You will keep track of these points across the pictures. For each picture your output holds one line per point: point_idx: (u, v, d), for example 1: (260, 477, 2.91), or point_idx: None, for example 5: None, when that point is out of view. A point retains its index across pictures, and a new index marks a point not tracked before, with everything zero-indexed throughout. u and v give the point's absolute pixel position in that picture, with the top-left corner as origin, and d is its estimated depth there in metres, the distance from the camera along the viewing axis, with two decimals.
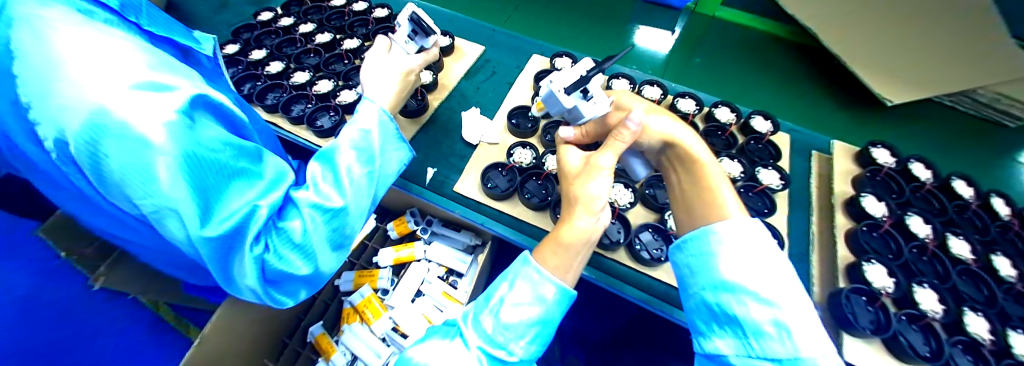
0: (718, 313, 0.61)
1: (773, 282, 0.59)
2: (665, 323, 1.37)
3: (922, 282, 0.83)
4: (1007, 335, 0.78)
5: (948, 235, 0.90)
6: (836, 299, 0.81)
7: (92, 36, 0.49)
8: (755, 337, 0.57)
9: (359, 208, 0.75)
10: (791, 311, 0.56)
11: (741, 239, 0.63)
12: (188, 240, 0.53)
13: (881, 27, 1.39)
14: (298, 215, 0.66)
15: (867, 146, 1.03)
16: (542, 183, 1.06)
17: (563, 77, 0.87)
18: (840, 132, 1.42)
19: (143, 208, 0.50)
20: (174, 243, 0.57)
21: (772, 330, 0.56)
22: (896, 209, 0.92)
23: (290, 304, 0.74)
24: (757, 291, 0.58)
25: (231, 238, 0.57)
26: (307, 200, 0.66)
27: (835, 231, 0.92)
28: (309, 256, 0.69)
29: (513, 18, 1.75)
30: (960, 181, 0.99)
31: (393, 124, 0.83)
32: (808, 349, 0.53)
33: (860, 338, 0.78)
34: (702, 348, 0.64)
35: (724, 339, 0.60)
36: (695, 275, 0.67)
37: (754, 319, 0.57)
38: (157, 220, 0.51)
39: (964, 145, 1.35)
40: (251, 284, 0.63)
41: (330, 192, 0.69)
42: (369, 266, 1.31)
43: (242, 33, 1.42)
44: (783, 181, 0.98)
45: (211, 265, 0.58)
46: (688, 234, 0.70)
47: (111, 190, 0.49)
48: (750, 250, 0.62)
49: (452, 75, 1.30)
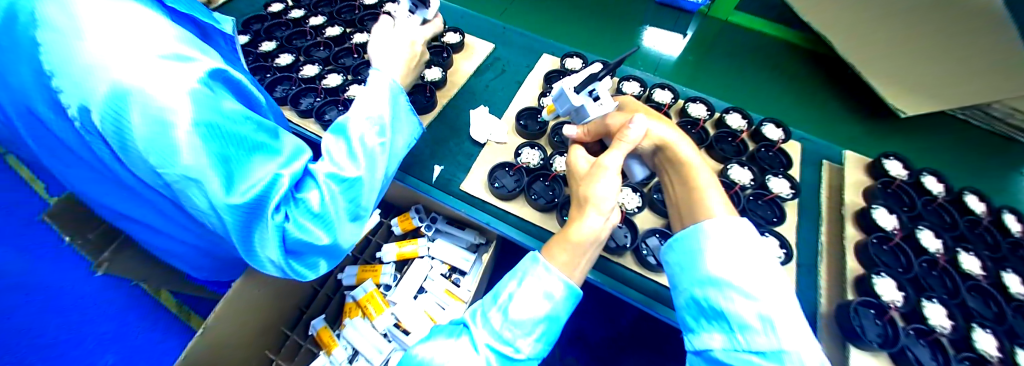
0: (705, 308, 0.61)
1: (758, 276, 0.58)
2: (666, 328, 1.37)
3: (932, 297, 0.82)
4: (1016, 353, 0.77)
5: (959, 250, 0.89)
6: (845, 311, 0.80)
7: (117, 4, 0.48)
8: (740, 330, 0.56)
9: (372, 180, 0.76)
10: (776, 304, 0.55)
11: (727, 235, 0.63)
12: (213, 209, 0.53)
13: (892, 32, 1.38)
14: (316, 186, 0.67)
15: (880, 157, 1.02)
16: (549, 184, 1.05)
17: (571, 79, 0.88)
18: (854, 143, 1.40)
19: (165, 177, 0.50)
20: (196, 214, 0.57)
21: (756, 324, 0.55)
22: (907, 222, 0.91)
23: (310, 277, 0.74)
24: (742, 286, 0.58)
25: (253, 208, 0.57)
26: (324, 170, 0.67)
27: (845, 243, 0.91)
28: (329, 228, 0.69)
29: (524, 16, 1.74)
30: (971, 196, 0.98)
31: (405, 98, 0.88)
32: (793, 343, 0.52)
33: (867, 352, 0.77)
34: (692, 345, 0.63)
35: (712, 334, 0.60)
36: (684, 272, 0.66)
37: (738, 313, 0.56)
38: (180, 190, 0.51)
39: (985, 157, 1.33)
40: (273, 256, 0.63)
41: (346, 162, 0.71)
42: (372, 261, 1.31)
43: (252, 25, 1.41)
44: (794, 190, 0.98)
45: (234, 236, 0.58)
46: (678, 232, 0.70)
47: (132, 159, 0.49)
48: (736, 245, 0.61)
49: (462, 72, 1.29)
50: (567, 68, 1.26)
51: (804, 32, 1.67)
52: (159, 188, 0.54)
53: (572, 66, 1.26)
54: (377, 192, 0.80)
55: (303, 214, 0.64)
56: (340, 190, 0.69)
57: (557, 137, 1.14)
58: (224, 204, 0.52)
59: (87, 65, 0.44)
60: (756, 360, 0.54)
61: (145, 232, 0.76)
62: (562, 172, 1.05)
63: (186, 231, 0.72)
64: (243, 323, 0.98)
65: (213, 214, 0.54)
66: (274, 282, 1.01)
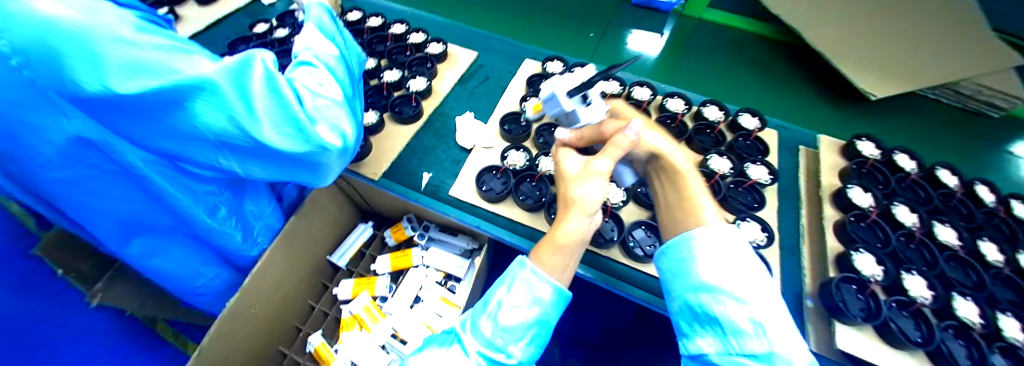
0: (699, 313, 0.63)
1: (748, 280, 0.61)
2: (665, 322, 1.37)
3: (911, 269, 0.84)
4: (996, 319, 0.79)
5: (934, 222, 0.92)
6: (827, 289, 0.82)
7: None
8: (733, 335, 0.59)
9: (344, 65, 0.83)
10: (767, 308, 0.58)
11: (717, 242, 0.64)
12: (210, 88, 0.54)
13: (857, 21, 1.43)
14: (302, 70, 0.72)
15: (853, 139, 1.05)
16: (537, 184, 1.07)
17: (563, 82, 0.88)
18: (831, 128, 1.44)
19: (152, 97, 0.51)
20: (200, 127, 0.57)
21: (749, 328, 0.57)
22: (882, 200, 0.94)
23: (349, 145, 0.74)
24: (733, 291, 0.60)
25: (251, 82, 0.58)
26: (306, 58, 0.74)
27: (825, 223, 0.93)
28: (338, 95, 0.73)
29: (501, 22, 1.79)
30: (944, 170, 1.01)
31: (363, 55, 0.98)
32: (783, 345, 0.55)
33: (851, 325, 0.79)
34: (686, 349, 0.66)
35: (705, 338, 0.63)
36: (677, 278, 0.68)
37: (731, 318, 0.59)
38: (167, 92, 0.51)
39: (950, 135, 1.38)
40: (303, 113, 0.62)
41: (318, 51, 0.78)
42: (368, 274, 1.30)
43: (238, 45, 1.45)
44: (772, 176, 1.00)
45: (251, 125, 0.58)
46: (670, 239, 0.72)
47: (108, 101, 0.50)
48: (726, 253, 0.63)
49: (446, 81, 1.33)
50: (548, 71, 1.30)
51: (777, 24, 1.72)
52: (151, 125, 0.56)
53: (553, 69, 1.30)
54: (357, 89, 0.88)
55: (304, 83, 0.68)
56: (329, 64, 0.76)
57: (541, 138, 1.15)
58: (222, 74, 0.54)
59: (43, 27, 0.44)
60: (750, 363, 0.57)
61: (123, 224, 0.76)
62: (547, 172, 1.07)
63: (176, 197, 0.74)
64: (240, 342, 0.98)
65: (218, 110, 0.55)
66: (272, 295, 1.01)
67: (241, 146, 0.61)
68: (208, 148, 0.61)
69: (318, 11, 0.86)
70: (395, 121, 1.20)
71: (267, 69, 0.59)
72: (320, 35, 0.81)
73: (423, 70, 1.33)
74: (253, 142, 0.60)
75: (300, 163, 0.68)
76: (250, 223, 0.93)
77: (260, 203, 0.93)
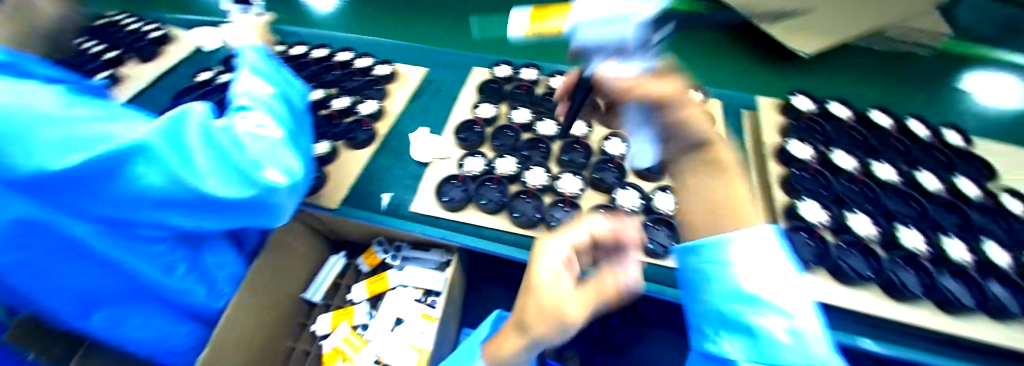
0: (733, 324, 0.49)
1: (787, 285, 0.49)
2: (653, 301, 1.38)
3: (854, 209, 0.89)
4: (941, 242, 0.83)
5: (872, 161, 0.96)
6: (781, 238, 0.86)
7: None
8: (769, 351, 0.45)
9: (282, 100, 0.84)
10: (808, 314, 0.47)
11: (762, 249, 0.50)
12: (147, 151, 0.53)
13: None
14: (237, 114, 0.72)
15: (790, 96, 1.11)
16: (497, 186, 1.07)
17: (596, 5, 0.53)
18: (771, 90, 1.46)
19: (85, 168, 0.49)
20: (142, 191, 0.55)
21: (787, 339, 0.45)
22: (821, 150, 0.99)
23: (298, 178, 0.75)
24: (773, 299, 0.47)
25: (187, 137, 0.58)
26: (240, 102, 0.75)
27: (773, 178, 0.97)
28: (277, 132, 0.74)
29: (434, 29, 1.75)
30: (877, 113, 1.07)
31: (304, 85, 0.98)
32: (826, 356, 0.44)
33: (805, 271, 0.82)
34: (702, 349, 0.53)
35: (732, 344, 0.49)
36: (710, 282, 0.53)
37: (773, 333, 0.46)
38: (102, 162, 0.50)
39: (880, 78, 1.47)
40: (247, 160, 0.65)
41: (253, 91, 0.78)
42: (345, 304, 1.27)
43: (183, 97, 1.42)
44: (720, 142, 1.05)
45: (194, 179, 0.58)
46: (701, 236, 0.55)
47: (34, 180, 0.47)
48: (774, 265, 0.49)
49: (398, 100, 1.34)
50: (498, 76, 1.32)
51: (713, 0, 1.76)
52: (88, 197, 0.54)
53: (500, 73, 1.32)
54: (302, 122, 0.89)
55: (242, 127, 0.69)
56: (263, 104, 0.77)
57: (497, 140, 1.16)
58: (154, 135, 0.54)
59: None
60: None
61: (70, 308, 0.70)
62: (506, 173, 1.08)
63: (134, 266, 0.69)
64: None
65: (157, 170, 0.54)
66: (246, 345, 0.97)
67: (188, 201, 0.60)
68: (152, 210, 0.59)
69: (248, 52, 0.87)
70: (349, 146, 1.21)
71: (201, 124, 0.61)
72: (253, 77, 0.81)
73: (375, 92, 1.33)
74: (198, 195, 0.59)
75: (252, 207, 0.68)
76: (215, 276, 0.89)
77: (221, 259, 0.91)
